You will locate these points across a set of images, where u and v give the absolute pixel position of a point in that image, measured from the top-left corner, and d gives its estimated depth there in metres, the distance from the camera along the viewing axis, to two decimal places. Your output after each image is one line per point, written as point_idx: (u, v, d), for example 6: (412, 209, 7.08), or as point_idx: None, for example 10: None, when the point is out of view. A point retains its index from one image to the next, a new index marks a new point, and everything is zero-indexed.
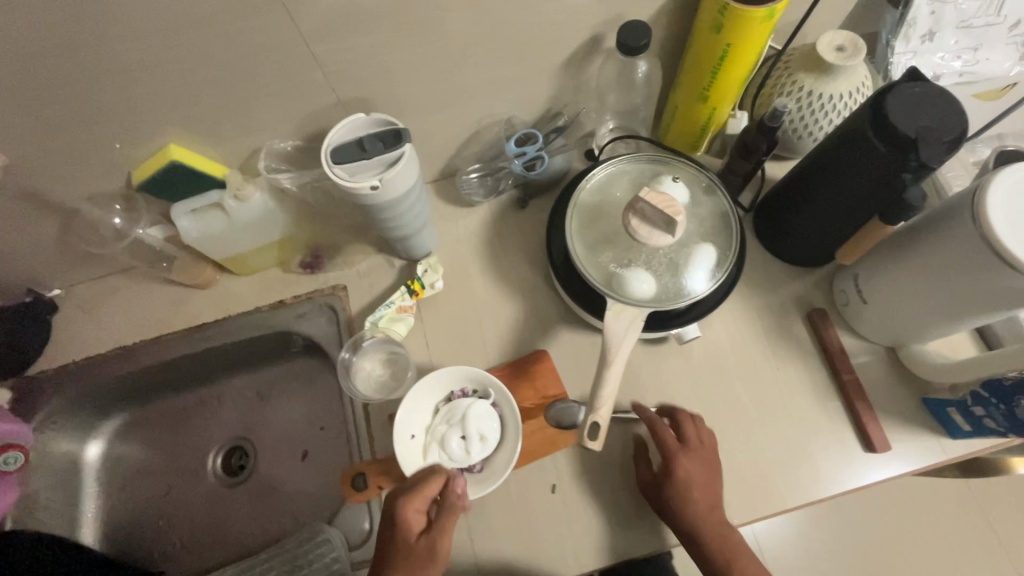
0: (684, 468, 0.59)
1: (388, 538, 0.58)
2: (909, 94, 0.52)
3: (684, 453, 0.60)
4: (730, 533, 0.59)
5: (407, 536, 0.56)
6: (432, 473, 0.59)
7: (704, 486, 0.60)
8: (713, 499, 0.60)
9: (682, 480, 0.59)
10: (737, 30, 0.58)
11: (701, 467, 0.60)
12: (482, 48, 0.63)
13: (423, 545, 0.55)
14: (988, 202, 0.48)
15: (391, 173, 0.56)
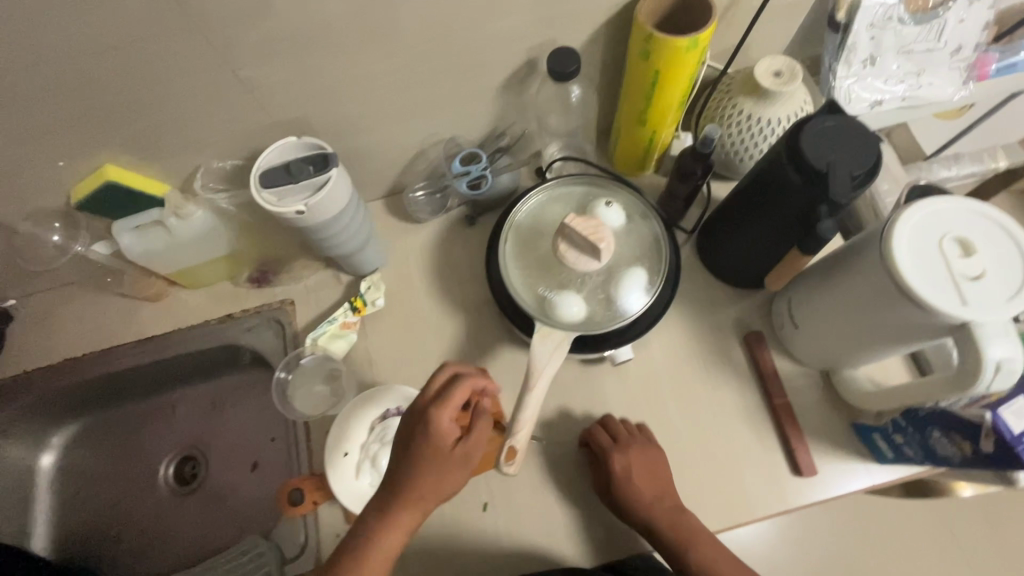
0: (621, 463, 0.61)
1: (411, 449, 0.54)
2: (823, 127, 0.52)
3: (617, 449, 0.63)
4: (686, 518, 0.61)
5: (439, 444, 0.54)
6: (461, 378, 0.57)
7: (651, 480, 0.63)
8: (658, 490, 0.62)
9: (622, 475, 0.61)
10: (663, 58, 0.59)
11: (639, 459, 0.63)
12: (417, 72, 0.64)
13: (458, 450, 0.55)
14: (891, 240, 0.49)
15: (317, 198, 0.57)
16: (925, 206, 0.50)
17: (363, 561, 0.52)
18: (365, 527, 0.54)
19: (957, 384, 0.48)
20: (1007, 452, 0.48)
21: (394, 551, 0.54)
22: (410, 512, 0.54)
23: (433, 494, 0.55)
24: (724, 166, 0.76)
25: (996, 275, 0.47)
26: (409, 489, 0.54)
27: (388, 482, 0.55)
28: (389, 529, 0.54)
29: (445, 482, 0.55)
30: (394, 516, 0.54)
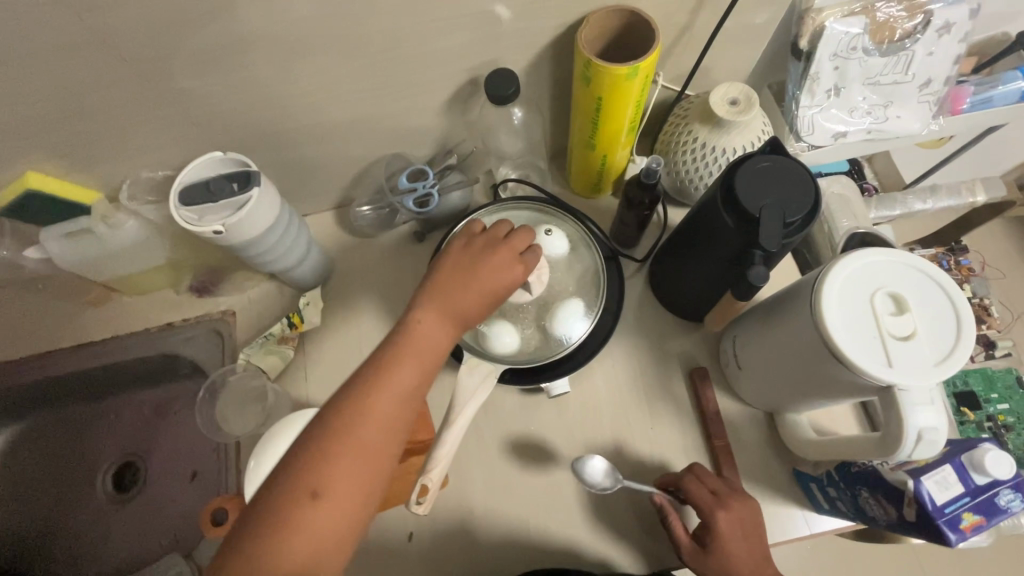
0: (726, 520, 0.54)
1: (475, 257, 0.51)
2: (761, 168, 0.49)
3: (721, 503, 0.55)
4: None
5: (510, 251, 0.52)
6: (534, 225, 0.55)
7: (753, 537, 0.54)
8: (762, 548, 0.54)
9: (724, 533, 0.53)
10: (604, 85, 0.56)
11: (744, 521, 0.54)
12: (355, 88, 0.62)
13: (519, 277, 0.51)
14: (821, 292, 0.46)
15: (236, 217, 0.55)
16: (861, 257, 0.47)
17: (379, 388, 0.44)
18: (383, 356, 0.45)
19: (882, 448, 0.46)
20: (928, 524, 0.45)
21: (411, 396, 0.45)
22: (443, 331, 0.48)
23: (469, 319, 0.50)
24: (680, 192, 0.74)
25: (927, 335, 0.44)
26: (461, 296, 0.49)
27: (444, 271, 0.50)
28: (424, 334, 0.47)
29: (489, 296, 0.50)
30: (431, 330, 0.47)
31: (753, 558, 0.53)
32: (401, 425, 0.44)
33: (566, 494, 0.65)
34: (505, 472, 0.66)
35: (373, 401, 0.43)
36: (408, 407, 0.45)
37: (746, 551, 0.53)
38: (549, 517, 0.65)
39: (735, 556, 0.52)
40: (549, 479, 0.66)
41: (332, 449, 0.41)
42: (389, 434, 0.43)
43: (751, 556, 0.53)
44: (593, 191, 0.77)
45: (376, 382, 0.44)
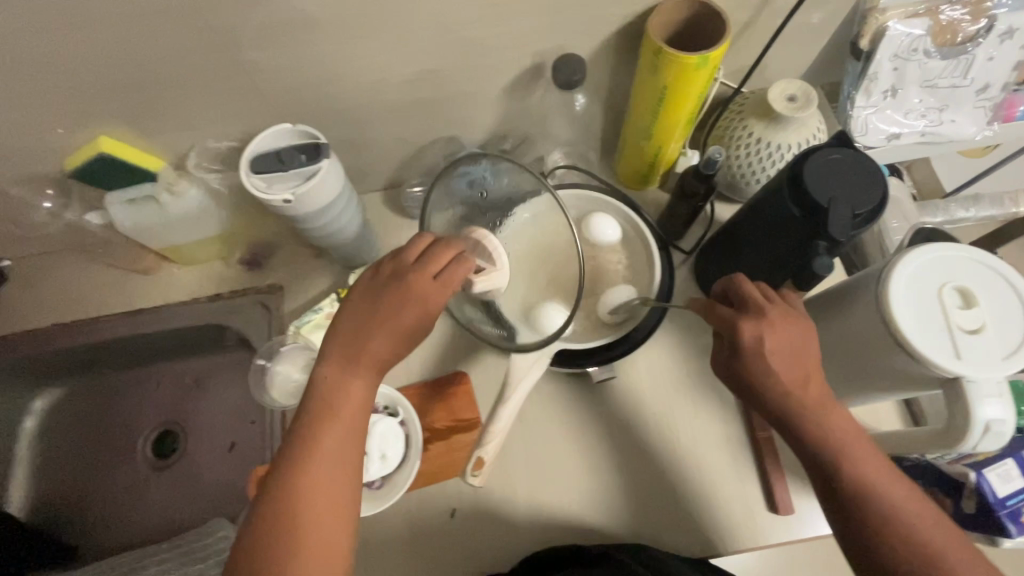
0: (754, 333, 0.47)
1: (379, 298, 0.50)
2: (830, 160, 0.50)
3: (749, 316, 0.47)
4: (826, 413, 0.46)
5: (422, 284, 0.50)
6: (447, 244, 0.52)
7: (793, 359, 0.47)
8: (801, 372, 0.47)
9: (752, 348, 0.46)
10: (671, 75, 0.57)
11: (780, 335, 0.47)
12: (420, 68, 0.63)
13: (436, 306, 0.50)
14: (889, 283, 0.47)
15: (305, 187, 0.56)
16: (928, 252, 0.48)
17: (316, 462, 0.46)
18: (306, 432, 0.47)
19: (943, 439, 0.46)
20: (987, 516, 0.46)
21: (351, 451, 0.48)
22: (362, 380, 0.49)
23: (388, 360, 0.50)
24: (730, 187, 0.74)
25: (994, 330, 0.45)
26: (376, 345, 0.49)
27: (353, 328, 0.50)
28: (345, 397, 0.48)
29: (404, 332, 0.50)
30: (348, 388, 0.48)
31: (789, 374, 0.47)
32: (350, 475, 0.47)
33: (609, 479, 0.66)
34: (549, 455, 0.67)
35: (315, 475, 0.45)
36: (349, 465, 0.47)
37: (780, 369, 0.46)
38: (592, 502, 0.65)
39: (764, 371, 0.46)
40: (593, 463, 0.67)
41: (294, 532, 0.44)
42: (341, 486, 0.47)
43: (787, 371, 0.47)
44: (641, 183, 0.77)
45: (312, 459, 0.46)
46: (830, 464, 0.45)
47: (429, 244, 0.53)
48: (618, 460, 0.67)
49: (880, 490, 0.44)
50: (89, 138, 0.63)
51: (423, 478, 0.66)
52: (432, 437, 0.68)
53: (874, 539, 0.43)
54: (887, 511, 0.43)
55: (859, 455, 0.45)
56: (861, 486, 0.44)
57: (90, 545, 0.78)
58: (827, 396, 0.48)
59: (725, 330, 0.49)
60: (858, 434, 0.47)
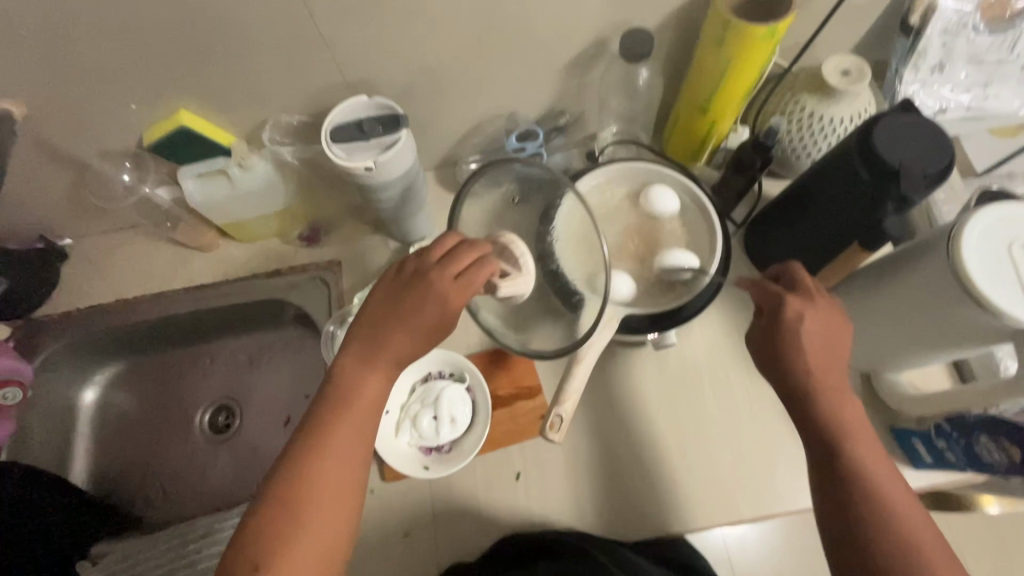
0: (796, 310, 0.50)
1: (398, 297, 0.51)
2: (898, 125, 0.52)
3: (794, 294, 0.51)
4: (845, 409, 0.49)
5: (441, 284, 0.49)
6: (472, 246, 0.51)
7: (823, 349, 0.50)
8: (830, 363, 0.50)
9: (789, 322, 0.50)
10: (738, 46, 0.59)
11: (818, 319, 0.50)
12: (489, 42, 0.65)
13: (453, 308, 0.49)
14: (961, 240, 0.49)
15: (386, 156, 0.58)
16: (995, 210, 0.50)
17: (324, 454, 0.47)
18: (318, 422, 0.48)
19: (1014, 388, 0.49)
20: None
21: (358, 449, 0.48)
22: (378, 377, 0.50)
23: (405, 359, 0.51)
24: (779, 162, 0.76)
25: None
26: (393, 342, 0.50)
27: (373, 323, 0.51)
28: (359, 392, 0.49)
29: (422, 332, 0.50)
30: (363, 384, 0.49)
31: (818, 359, 0.49)
32: (356, 474, 0.48)
33: (667, 441, 0.68)
34: (609, 419, 0.70)
35: (323, 467, 0.46)
36: (354, 462, 0.48)
37: (812, 350, 0.49)
38: (651, 463, 0.67)
39: (797, 348, 0.49)
40: (651, 426, 0.69)
41: (293, 519, 0.45)
42: (344, 482, 0.47)
43: (816, 358, 0.49)
44: (690, 160, 0.79)
45: (321, 449, 0.47)
46: (839, 454, 0.47)
47: (455, 245, 0.52)
48: (674, 425, 0.69)
49: (882, 493, 0.45)
50: (168, 111, 0.65)
51: (490, 443, 0.68)
52: (495, 404, 0.69)
53: (868, 539, 0.44)
54: (885, 517, 0.44)
55: (870, 456, 0.47)
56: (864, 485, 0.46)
57: (152, 517, 0.80)
58: (847, 395, 0.50)
59: (768, 304, 0.52)
60: (873, 440, 0.48)
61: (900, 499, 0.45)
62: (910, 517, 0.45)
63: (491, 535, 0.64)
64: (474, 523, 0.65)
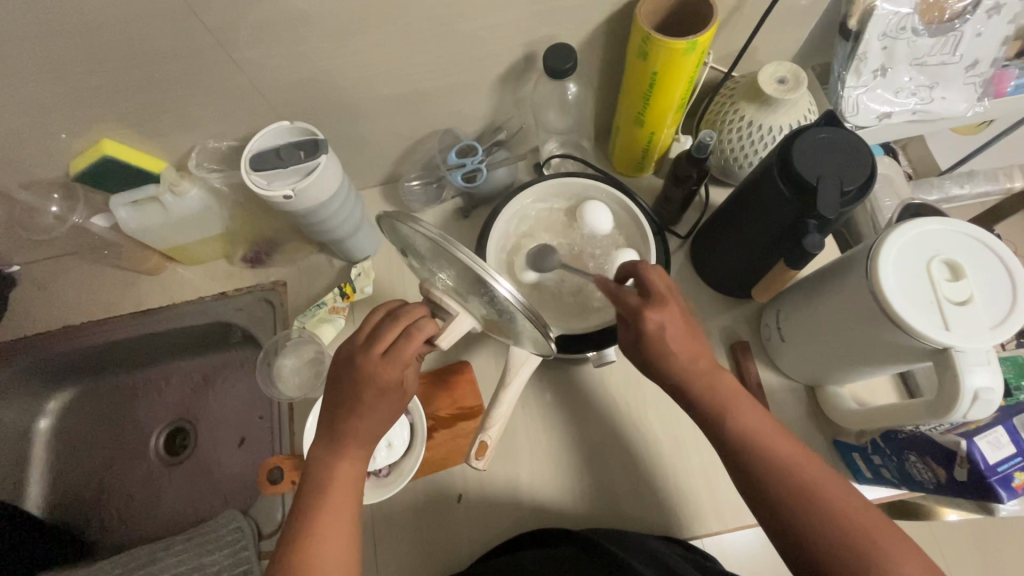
0: (654, 321, 0.50)
1: (337, 389, 0.51)
2: (816, 140, 0.51)
3: (649, 303, 0.51)
4: (719, 385, 0.51)
5: (373, 367, 0.50)
6: (395, 318, 0.51)
7: (682, 343, 0.51)
8: (698, 352, 0.51)
9: (651, 332, 0.50)
10: (659, 61, 0.58)
11: (677, 318, 0.51)
12: (412, 62, 0.63)
13: (395, 383, 0.50)
14: (879, 259, 0.47)
15: (304, 183, 0.58)
16: (916, 227, 0.49)
17: (318, 535, 0.48)
18: (304, 513, 0.49)
19: (935, 410, 0.47)
20: (980, 481, 0.47)
21: (350, 504, 0.50)
22: (349, 460, 0.51)
23: (372, 439, 0.52)
24: (723, 171, 0.75)
25: (982, 301, 0.46)
26: (348, 429, 0.50)
27: (330, 416, 0.52)
28: (332, 480, 0.50)
29: (384, 411, 0.51)
30: (334, 472, 0.50)
31: (682, 353, 0.51)
32: (349, 531, 0.49)
33: (611, 458, 0.68)
34: (552, 437, 0.69)
35: (317, 544, 0.48)
36: (345, 534, 0.49)
37: (679, 351, 0.51)
38: (594, 481, 0.67)
39: (660, 353, 0.51)
40: (595, 444, 0.69)
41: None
42: (341, 558, 0.48)
43: (684, 348, 0.51)
44: (636, 170, 0.79)
45: (312, 529, 0.48)
46: (719, 433, 0.51)
47: (380, 319, 0.53)
48: (618, 441, 0.69)
49: (764, 445, 0.49)
50: (93, 141, 0.65)
51: (429, 466, 0.67)
52: (436, 426, 0.69)
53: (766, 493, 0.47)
54: (773, 468, 0.47)
55: (754, 421, 0.50)
56: (753, 446, 0.49)
57: (103, 541, 0.80)
58: (717, 368, 0.52)
59: (629, 316, 0.52)
60: (749, 400, 0.51)
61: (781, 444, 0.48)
62: (811, 472, 0.47)
63: (431, 558, 0.64)
64: (415, 546, 0.64)
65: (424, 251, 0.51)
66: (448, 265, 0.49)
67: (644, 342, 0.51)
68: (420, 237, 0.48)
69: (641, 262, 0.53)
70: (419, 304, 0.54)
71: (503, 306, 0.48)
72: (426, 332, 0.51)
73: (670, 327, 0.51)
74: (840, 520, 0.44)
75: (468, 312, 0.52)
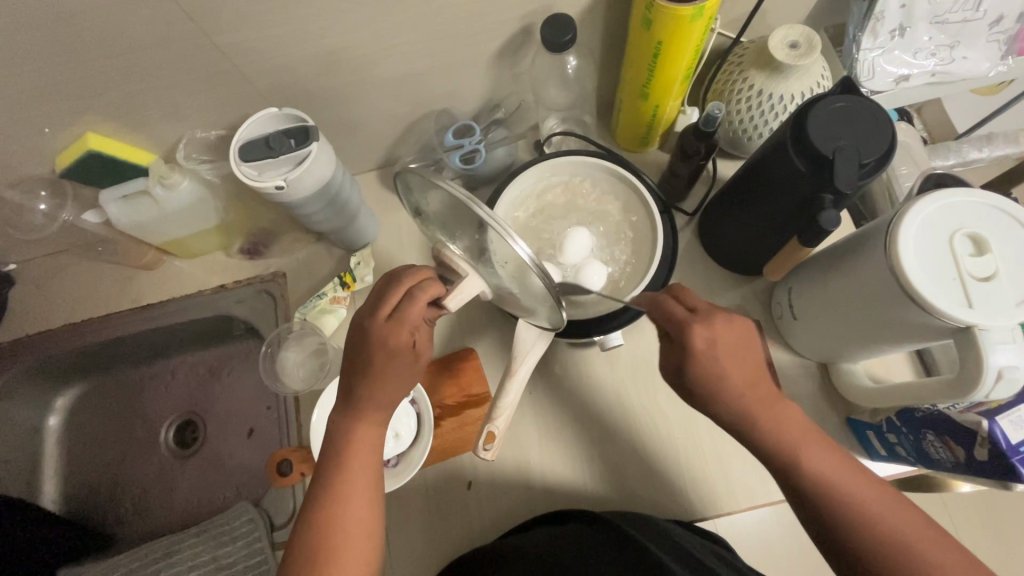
0: (703, 337, 0.48)
1: (352, 356, 0.51)
2: (833, 109, 0.48)
3: (699, 320, 0.48)
4: (780, 415, 0.49)
5: (381, 329, 0.49)
6: (400, 281, 0.51)
7: (738, 367, 0.48)
8: (752, 376, 0.49)
9: (703, 352, 0.48)
10: (664, 29, 0.54)
11: (729, 338, 0.48)
12: (403, 40, 0.60)
13: (407, 345, 0.49)
14: (899, 235, 0.45)
15: (296, 173, 0.56)
16: (939, 199, 0.46)
17: (341, 498, 0.48)
18: (326, 473, 0.49)
19: (957, 389, 0.46)
20: (1001, 462, 0.47)
21: (372, 472, 0.50)
22: (367, 425, 0.50)
23: (388, 404, 0.51)
24: (731, 143, 0.72)
25: (1009, 277, 0.44)
26: (363, 399, 0.50)
27: (346, 384, 0.51)
28: (351, 442, 0.50)
29: (400, 375, 0.50)
30: (352, 434, 0.50)
31: (740, 377, 0.48)
32: (371, 497, 0.49)
33: (620, 440, 0.67)
34: (561, 420, 0.69)
35: (341, 506, 0.48)
36: (370, 503, 0.49)
37: (735, 372, 0.48)
38: (605, 462, 0.67)
39: (721, 373, 0.48)
40: (604, 427, 0.68)
41: (320, 550, 0.46)
42: (365, 529, 0.48)
43: (739, 373, 0.48)
44: (641, 145, 0.76)
45: (337, 500, 0.48)
46: (788, 468, 0.48)
47: (386, 284, 0.52)
48: (627, 424, 0.68)
49: (830, 483, 0.47)
50: (78, 135, 0.63)
51: (438, 454, 0.66)
52: (443, 414, 0.68)
53: (828, 528, 0.46)
54: (848, 507, 0.46)
55: (814, 455, 0.48)
56: (820, 483, 0.47)
57: (121, 534, 0.80)
58: (776, 397, 0.50)
59: (673, 331, 0.50)
60: (810, 432, 0.49)
61: (853, 484, 0.46)
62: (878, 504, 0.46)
63: (443, 546, 0.64)
64: (425, 534, 0.64)
65: (443, 213, 0.49)
66: (468, 227, 0.46)
67: (697, 365, 0.48)
68: (443, 197, 0.46)
69: (677, 288, 0.53)
70: (427, 267, 0.53)
71: (522, 272, 0.45)
72: (431, 291, 0.49)
73: (716, 345, 0.48)
74: (913, 557, 0.43)
75: (480, 274, 0.48)
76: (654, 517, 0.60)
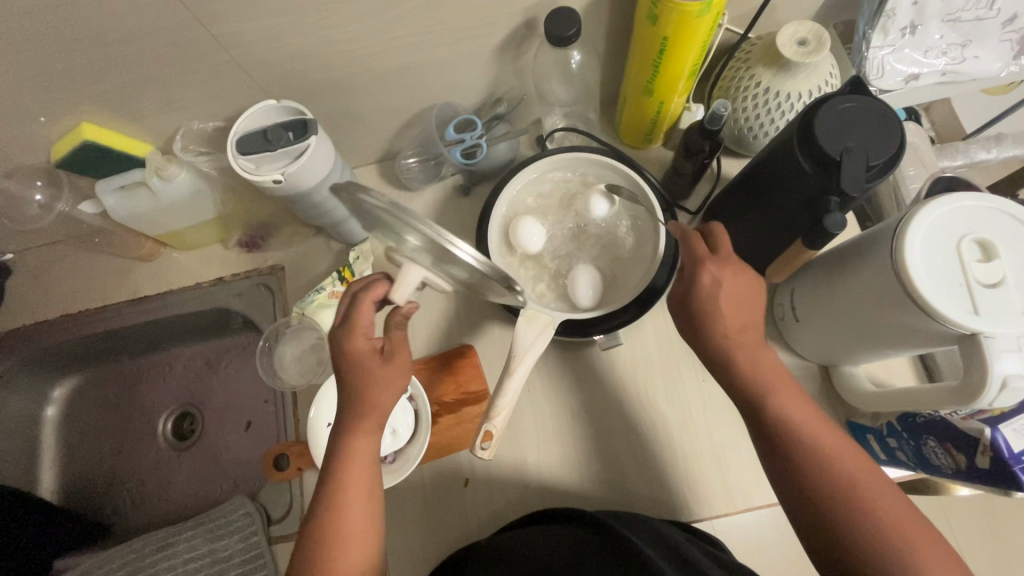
0: (712, 275, 0.49)
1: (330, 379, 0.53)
2: (840, 110, 0.47)
3: (714, 258, 0.50)
4: (761, 363, 0.49)
5: (339, 343, 0.50)
6: (347, 295, 0.53)
7: (734, 309, 0.49)
8: (744, 321, 0.50)
9: (705, 289, 0.49)
10: (670, 25, 0.53)
11: (734, 281, 0.49)
12: (403, 33, 0.59)
13: (368, 348, 0.50)
14: (906, 238, 0.44)
15: (293, 166, 0.56)
16: (948, 202, 0.45)
17: (340, 505, 0.48)
18: (326, 475, 0.49)
19: (961, 396, 0.45)
20: (1002, 470, 0.47)
21: (368, 480, 0.50)
22: (360, 433, 0.50)
23: (381, 410, 0.50)
24: (736, 140, 0.71)
25: (1017, 283, 0.43)
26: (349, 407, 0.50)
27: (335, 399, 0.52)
28: (347, 448, 0.49)
29: (384, 379, 0.50)
30: (349, 444, 0.50)
31: (733, 320, 0.49)
32: (367, 505, 0.49)
33: (618, 440, 0.67)
34: (559, 419, 0.68)
35: (342, 508, 0.48)
36: (369, 501, 0.49)
37: (730, 312, 0.49)
38: (603, 461, 0.66)
39: (712, 315, 0.49)
40: (602, 426, 0.68)
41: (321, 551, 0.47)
42: (360, 526, 0.48)
43: (733, 319, 0.49)
44: (645, 142, 0.75)
45: (337, 501, 0.48)
46: (764, 415, 0.48)
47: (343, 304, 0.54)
48: (626, 423, 0.68)
49: (804, 431, 0.47)
50: (74, 126, 0.62)
51: (435, 450, 0.66)
52: (441, 411, 0.68)
53: (796, 477, 0.46)
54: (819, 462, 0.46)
55: (789, 404, 0.48)
56: (786, 430, 0.47)
57: (118, 525, 0.80)
58: (765, 349, 0.50)
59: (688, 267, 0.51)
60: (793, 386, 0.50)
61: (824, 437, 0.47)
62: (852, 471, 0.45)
63: (439, 543, 0.63)
64: (421, 531, 0.64)
65: (378, 220, 0.46)
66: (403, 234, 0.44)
67: (700, 299, 0.49)
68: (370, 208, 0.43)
69: (712, 225, 0.53)
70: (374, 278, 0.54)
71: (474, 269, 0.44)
72: (371, 293, 0.50)
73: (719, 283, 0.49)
74: (875, 522, 0.43)
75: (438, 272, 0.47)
76: (652, 517, 0.60)
